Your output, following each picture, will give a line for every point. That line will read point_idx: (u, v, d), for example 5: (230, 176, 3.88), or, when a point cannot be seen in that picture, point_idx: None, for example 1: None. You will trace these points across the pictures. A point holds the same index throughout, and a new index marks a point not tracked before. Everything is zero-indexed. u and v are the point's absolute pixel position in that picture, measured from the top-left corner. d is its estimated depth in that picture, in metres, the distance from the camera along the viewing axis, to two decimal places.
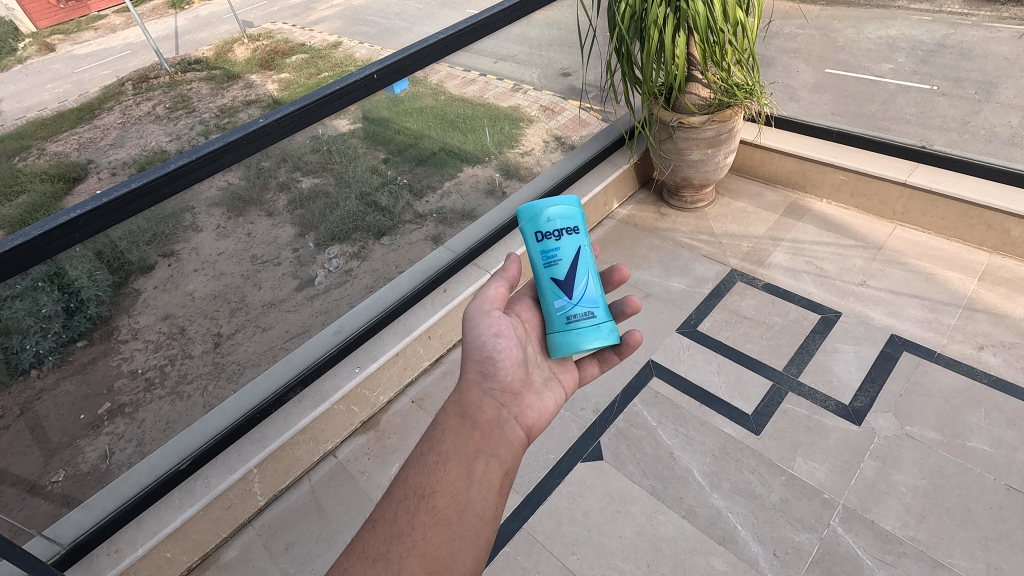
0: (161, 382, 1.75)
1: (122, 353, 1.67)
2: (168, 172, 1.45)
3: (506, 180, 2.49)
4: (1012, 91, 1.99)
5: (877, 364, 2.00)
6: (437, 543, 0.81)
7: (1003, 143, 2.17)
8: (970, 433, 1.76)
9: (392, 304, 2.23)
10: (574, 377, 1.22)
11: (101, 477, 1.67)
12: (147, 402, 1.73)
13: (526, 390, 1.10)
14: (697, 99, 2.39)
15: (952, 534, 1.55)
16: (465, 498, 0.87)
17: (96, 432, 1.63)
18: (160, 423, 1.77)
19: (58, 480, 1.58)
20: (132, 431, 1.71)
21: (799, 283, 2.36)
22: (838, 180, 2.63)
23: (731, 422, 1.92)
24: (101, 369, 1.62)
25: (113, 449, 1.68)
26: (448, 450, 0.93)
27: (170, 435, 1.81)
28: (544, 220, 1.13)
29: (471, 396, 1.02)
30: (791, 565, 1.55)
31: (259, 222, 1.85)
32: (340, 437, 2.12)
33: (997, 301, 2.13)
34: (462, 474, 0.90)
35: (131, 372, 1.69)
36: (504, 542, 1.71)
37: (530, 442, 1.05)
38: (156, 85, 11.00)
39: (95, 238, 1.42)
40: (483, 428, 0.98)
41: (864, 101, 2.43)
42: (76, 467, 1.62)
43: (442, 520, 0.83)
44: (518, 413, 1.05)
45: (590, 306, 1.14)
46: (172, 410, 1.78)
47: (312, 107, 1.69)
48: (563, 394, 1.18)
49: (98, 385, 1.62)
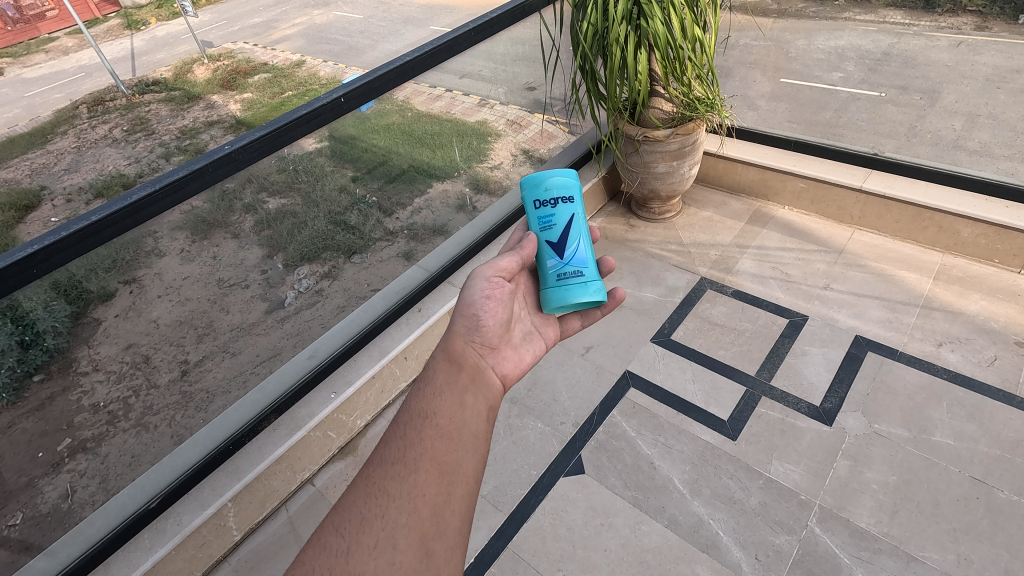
0: (125, 414, 1.68)
1: (82, 386, 1.58)
2: (130, 204, 1.43)
3: (477, 195, 2.51)
4: (954, 97, 2.11)
5: (844, 366, 2.07)
6: (445, 450, 0.86)
7: (948, 147, 2.28)
8: (934, 427, 1.83)
9: (368, 325, 2.21)
10: (556, 330, 1.32)
11: (63, 517, 1.59)
12: (111, 436, 1.65)
13: (504, 344, 1.15)
14: (661, 113, 2.46)
15: (923, 528, 1.60)
16: (462, 419, 0.92)
17: (56, 471, 1.55)
18: (126, 456, 1.69)
19: (15, 523, 1.50)
20: (95, 466, 1.63)
21: (766, 289, 2.42)
22: (797, 187, 2.72)
23: (708, 429, 1.95)
24: (60, 405, 1.54)
25: (75, 487, 1.60)
26: (442, 382, 0.98)
27: (137, 470, 1.73)
28: (545, 189, 1.29)
29: (456, 345, 1.06)
30: (773, 568, 1.58)
31: (226, 245, 1.77)
32: (317, 464, 2.07)
33: (952, 299, 2.22)
34: (457, 400, 0.95)
35: (93, 406, 1.61)
36: (489, 563, 1.69)
37: (508, 390, 1.10)
38: (113, 108, 10.70)
39: (53, 272, 1.36)
40: (468, 370, 1.03)
41: (819, 109, 2.53)
42: (35, 509, 1.54)
43: (447, 433, 0.88)
44: (496, 363, 1.11)
45: (579, 266, 1.27)
46: (137, 443, 1.71)
47: (278, 132, 1.68)
48: (543, 346, 1.27)
49: (57, 421, 1.54)
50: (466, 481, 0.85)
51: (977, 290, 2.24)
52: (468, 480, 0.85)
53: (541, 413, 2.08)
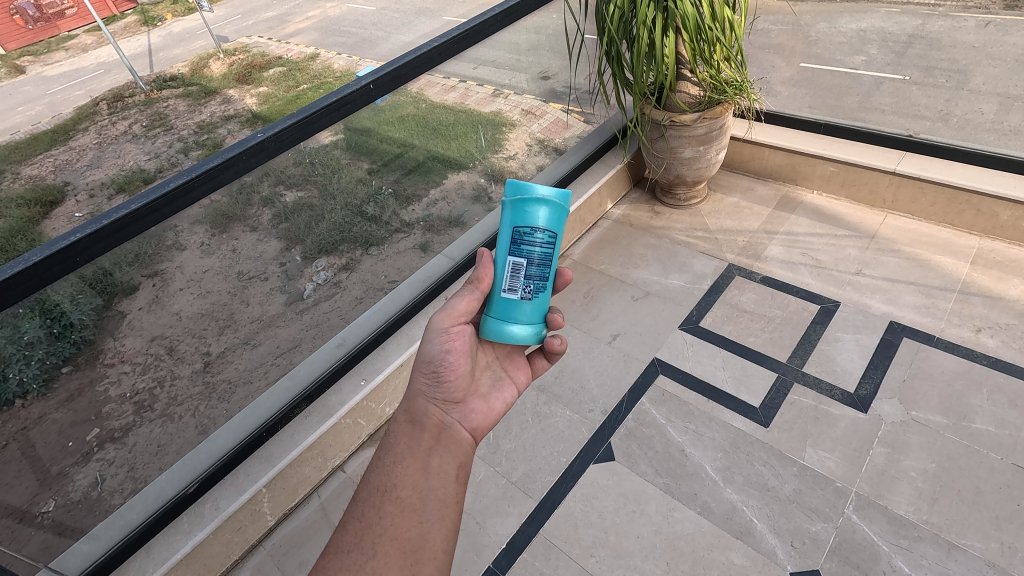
0: (151, 404, 1.69)
1: (109, 378, 1.58)
2: (168, 191, 1.45)
3: (493, 185, 2.49)
4: (982, 79, 2.10)
5: (878, 352, 2.03)
6: (406, 527, 0.82)
7: (976, 129, 2.25)
8: (974, 415, 1.79)
9: (393, 314, 2.24)
10: (526, 373, 1.20)
11: (93, 504, 1.60)
12: (138, 426, 1.66)
13: (471, 395, 1.08)
14: (688, 97, 2.41)
15: (965, 516, 1.57)
16: (426, 487, 0.88)
17: (87, 460, 1.56)
18: (152, 446, 1.70)
19: (48, 510, 1.52)
20: (123, 456, 1.64)
21: (796, 275, 2.38)
22: (827, 172, 2.66)
23: (739, 416, 1.93)
24: (88, 397, 1.54)
25: (104, 475, 1.61)
26: (403, 450, 0.92)
27: (163, 459, 1.74)
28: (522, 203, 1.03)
29: (417, 405, 1.00)
30: (808, 556, 1.56)
31: (244, 238, 1.75)
32: (347, 452, 2.08)
33: (991, 284, 2.16)
34: (420, 467, 0.91)
35: (120, 397, 1.61)
36: (521, 548, 1.70)
37: (478, 443, 1.04)
38: (132, 104, 10.82)
39: (84, 266, 1.37)
40: (431, 430, 0.98)
41: (841, 94, 2.49)
42: (66, 497, 1.55)
43: (408, 507, 0.84)
44: (463, 416, 1.04)
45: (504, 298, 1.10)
46: (163, 433, 1.72)
47: (309, 120, 1.69)
48: (515, 392, 1.16)
49: (86, 411, 1.55)
50: (434, 556, 0.80)
51: (1017, 275, 2.18)
52: (435, 554, 0.81)
53: (569, 400, 2.08)
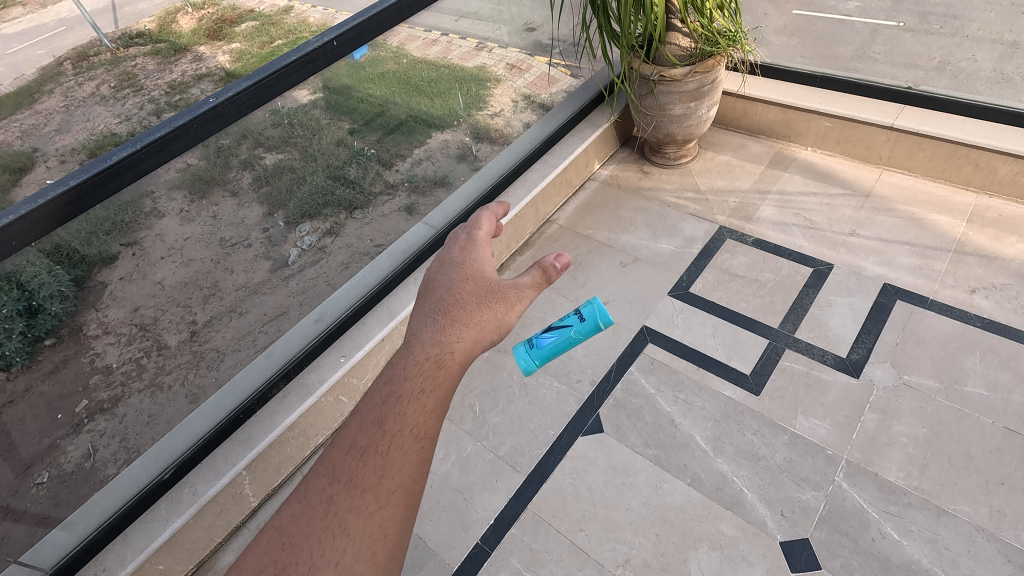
0: (139, 375, 1.58)
1: (94, 349, 1.47)
2: (111, 165, 1.38)
3: (478, 144, 2.34)
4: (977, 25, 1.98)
5: (871, 316, 1.98)
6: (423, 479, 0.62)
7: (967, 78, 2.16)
8: (967, 378, 1.76)
9: (374, 286, 2.13)
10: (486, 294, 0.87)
11: (86, 475, 1.55)
12: (127, 397, 1.57)
13: None
14: (678, 50, 2.26)
15: (955, 481, 1.56)
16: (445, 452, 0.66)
17: (76, 432, 1.48)
18: (143, 416, 1.63)
19: (42, 482, 1.45)
20: (114, 426, 1.57)
21: (788, 236, 2.31)
22: (822, 127, 2.56)
23: (730, 384, 1.89)
24: (73, 368, 1.44)
25: (95, 446, 1.55)
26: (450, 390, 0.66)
27: (153, 428, 1.67)
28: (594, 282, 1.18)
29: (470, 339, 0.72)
30: (798, 525, 1.55)
31: (224, 204, 1.64)
32: (331, 429, 2.01)
33: (987, 243, 2.11)
34: None
35: (105, 368, 1.51)
36: (509, 525, 1.68)
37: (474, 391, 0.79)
38: (98, 63, 10.26)
39: (52, 235, 1.34)
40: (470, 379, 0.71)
41: (835, 43, 2.36)
42: (59, 468, 1.48)
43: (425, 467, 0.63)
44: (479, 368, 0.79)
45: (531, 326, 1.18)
46: (152, 403, 1.64)
47: (267, 83, 1.63)
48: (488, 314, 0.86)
49: (73, 383, 1.45)
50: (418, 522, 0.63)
51: (1014, 233, 2.12)
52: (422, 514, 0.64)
53: (557, 371, 2.03)
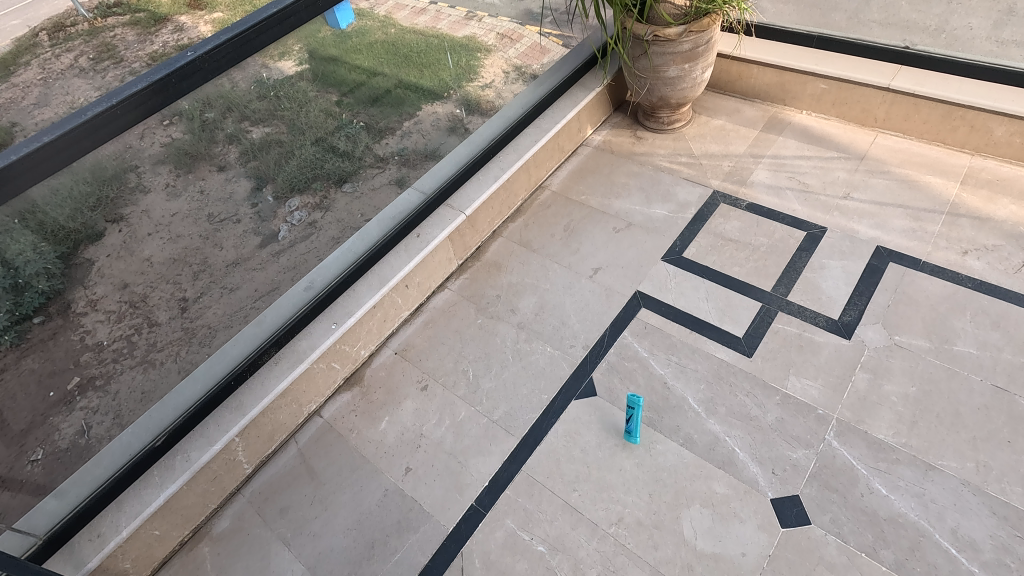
0: (130, 351, 1.57)
1: (83, 326, 1.48)
2: (86, 120, 1.40)
3: (469, 116, 2.27)
4: None
5: (864, 278, 1.98)
6: None
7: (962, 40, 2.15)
8: (957, 337, 1.77)
9: (364, 253, 2.08)
10: None
11: (82, 451, 1.55)
12: (118, 374, 1.56)
13: None
14: (672, 8, 2.20)
15: (943, 438, 1.58)
16: None
17: (69, 408, 1.48)
18: (136, 393, 1.62)
19: (37, 459, 1.47)
20: (107, 403, 1.56)
21: (782, 201, 2.29)
22: (819, 89, 2.51)
23: (723, 346, 1.89)
24: (63, 344, 1.45)
25: (90, 422, 1.54)
26: None
27: (148, 405, 1.66)
28: None
29: None
30: (789, 481, 1.57)
31: (212, 178, 1.65)
32: (324, 397, 2.00)
33: (980, 205, 2.10)
34: None
35: (96, 345, 1.51)
36: (504, 486, 1.70)
37: None
38: None
39: (24, 195, 1.35)
40: None
41: (829, 10, 2.37)
42: (54, 445, 1.49)
43: None
44: None
45: None
46: (145, 379, 1.63)
47: (246, 36, 1.65)
48: None
49: (63, 360, 1.46)
50: None
51: (1007, 194, 2.12)
52: None
53: (550, 337, 2.02)
